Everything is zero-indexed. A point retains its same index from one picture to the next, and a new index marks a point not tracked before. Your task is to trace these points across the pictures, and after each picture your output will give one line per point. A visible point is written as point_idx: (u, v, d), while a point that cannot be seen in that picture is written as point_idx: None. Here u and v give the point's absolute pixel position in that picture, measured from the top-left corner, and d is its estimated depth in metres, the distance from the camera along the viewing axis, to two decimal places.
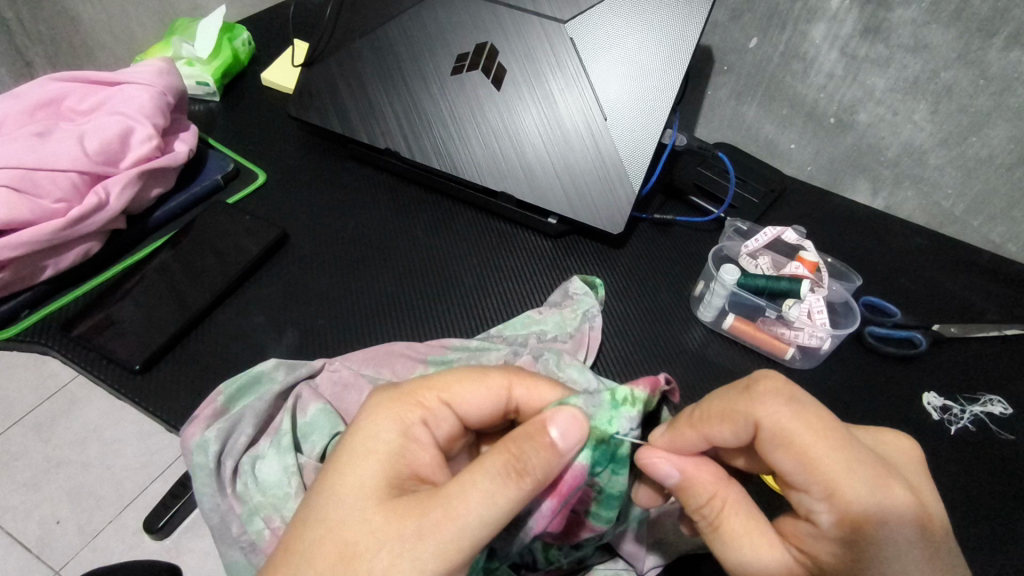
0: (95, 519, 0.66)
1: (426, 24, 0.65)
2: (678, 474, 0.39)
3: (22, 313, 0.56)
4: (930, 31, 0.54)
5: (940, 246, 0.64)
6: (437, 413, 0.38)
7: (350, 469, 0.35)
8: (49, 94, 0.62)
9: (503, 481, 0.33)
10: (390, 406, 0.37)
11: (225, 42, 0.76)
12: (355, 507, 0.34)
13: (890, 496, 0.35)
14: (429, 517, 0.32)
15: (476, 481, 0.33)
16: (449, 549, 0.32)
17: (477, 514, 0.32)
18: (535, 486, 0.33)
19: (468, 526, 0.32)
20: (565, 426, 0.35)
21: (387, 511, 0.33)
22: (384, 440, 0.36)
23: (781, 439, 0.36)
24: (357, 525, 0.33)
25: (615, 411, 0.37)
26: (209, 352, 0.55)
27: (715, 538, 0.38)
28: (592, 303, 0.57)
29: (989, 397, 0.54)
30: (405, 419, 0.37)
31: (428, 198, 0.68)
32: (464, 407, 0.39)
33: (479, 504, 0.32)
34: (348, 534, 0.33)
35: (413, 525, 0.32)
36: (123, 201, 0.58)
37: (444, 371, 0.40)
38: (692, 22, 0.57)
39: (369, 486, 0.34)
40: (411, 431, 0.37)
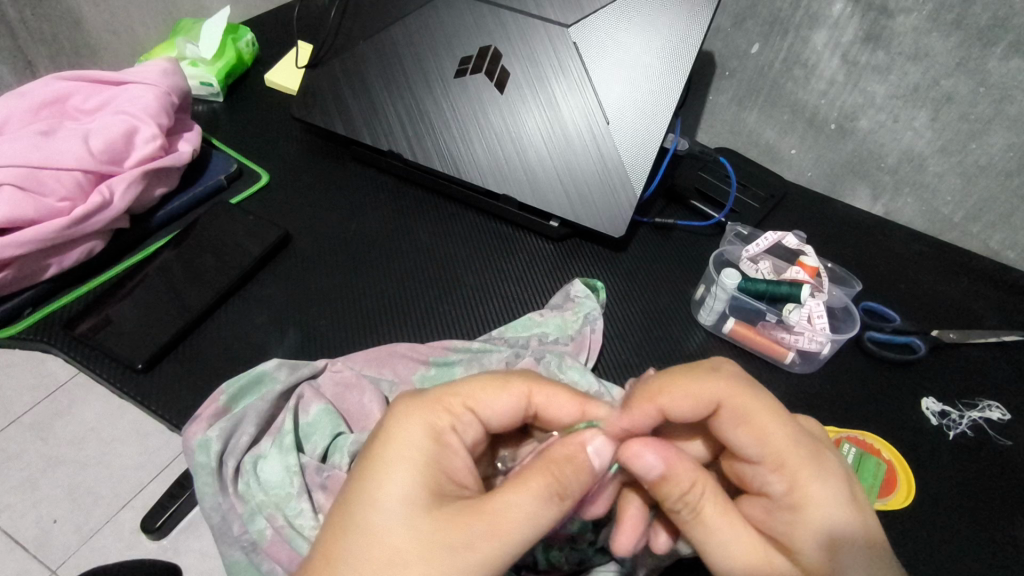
0: (93, 518, 0.66)
1: (430, 27, 0.65)
2: (662, 466, 0.36)
3: (25, 312, 0.56)
4: (931, 39, 0.54)
5: (938, 253, 0.64)
6: (462, 420, 0.38)
7: (388, 476, 0.34)
8: (55, 94, 0.62)
9: (549, 498, 0.34)
10: (420, 411, 0.37)
11: (229, 43, 0.76)
12: (398, 512, 0.33)
13: (828, 465, 0.37)
14: (478, 529, 0.32)
15: (521, 497, 0.33)
16: (493, 560, 0.32)
17: (520, 529, 0.33)
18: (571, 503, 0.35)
19: (511, 539, 0.33)
20: (600, 447, 0.37)
21: (432, 520, 0.33)
22: (418, 448, 0.36)
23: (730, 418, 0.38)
24: (402, 532, 0.32)
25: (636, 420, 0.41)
26: (211, 352, 0.55)
27: (692, 523, 0.36)
28: (593, 305, 0.57)
29: (987, 403, 0.54)
30: (437, 427, 0.37)
31: (430, 200, 0.68)
32: (488, 414, 0.39)
33: (523, 518, 0.33)
34: (394, 541, 0.32)
35: (460, 537, 0.32)
36: (127, 201, 0.58)
37: (466, 377, 0.40)
38: (694, 28, 0.57)
39: (411, 494, 0.34)
40: (444, 439, 0.37)
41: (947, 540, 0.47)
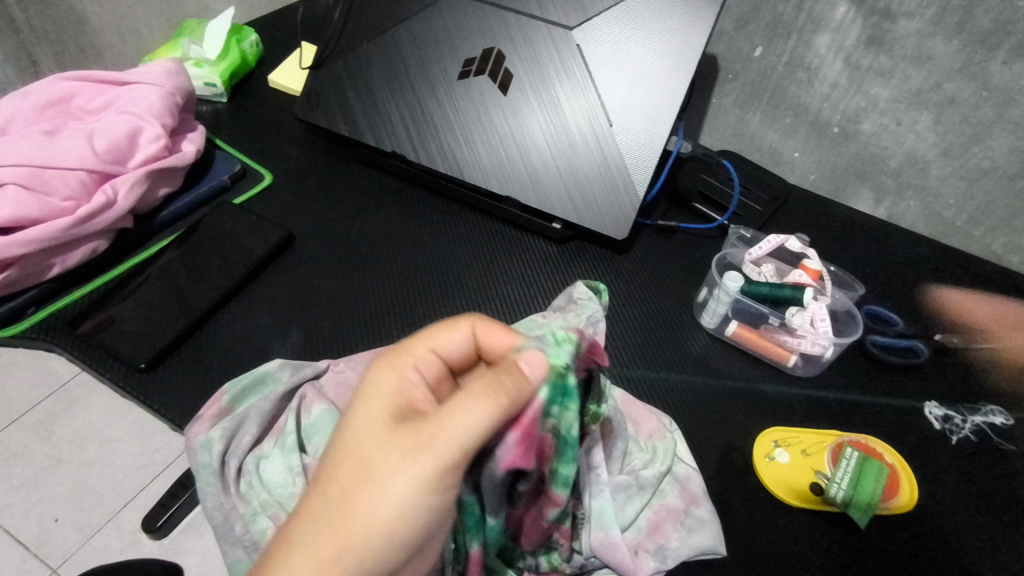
0: (94, 518, 0.65)
1: (433, 29, 0.65)
2: None
3: (29, 310, 0.56)
4: (934, 42, 0.54)
5: (942, 256, 0.64)
6: (422, 356, 0.39)
7: (360, 404, 0.37)
8: (59, 94, 0.62)
9: (481, 394, 0.33)
10: (384, 360, 0.39)
11: (234, 44, 0.76)
12: (365, 428, 0.35)
13: None
14: (425, 437, 0.33)
15: (456, 400, 0.33)
16: (444, 460, 0.32)
17: (464, 430, 0.33)
18: (517, 407, 0.33)
19: (457, 439, 0.33)
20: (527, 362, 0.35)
21: (391, 439, 0.34)
22: (384, 380, 0.37)
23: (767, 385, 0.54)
24: (366, 453, 0.34)
25: (560, 348, 0.36)
26: (214, 352, 0.55)
27: None
28: (596, 308, 0.55)
29: (990, 408, 0.54)
30: (399, 363, 0.38)
31: (433, 202, 0.69)
32: (447, 351, 0.40)
33: (466, 419, 0.33)
34: (360, 460, 0.34)
35: (411, 447, 0.33)
36: (131, 201, 0.59)
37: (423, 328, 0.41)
38: (697, 31, 0.57)
39: (374, 422, 0.35)
40: (405, 372, 0.38)
41: (951, 544, 0.47)
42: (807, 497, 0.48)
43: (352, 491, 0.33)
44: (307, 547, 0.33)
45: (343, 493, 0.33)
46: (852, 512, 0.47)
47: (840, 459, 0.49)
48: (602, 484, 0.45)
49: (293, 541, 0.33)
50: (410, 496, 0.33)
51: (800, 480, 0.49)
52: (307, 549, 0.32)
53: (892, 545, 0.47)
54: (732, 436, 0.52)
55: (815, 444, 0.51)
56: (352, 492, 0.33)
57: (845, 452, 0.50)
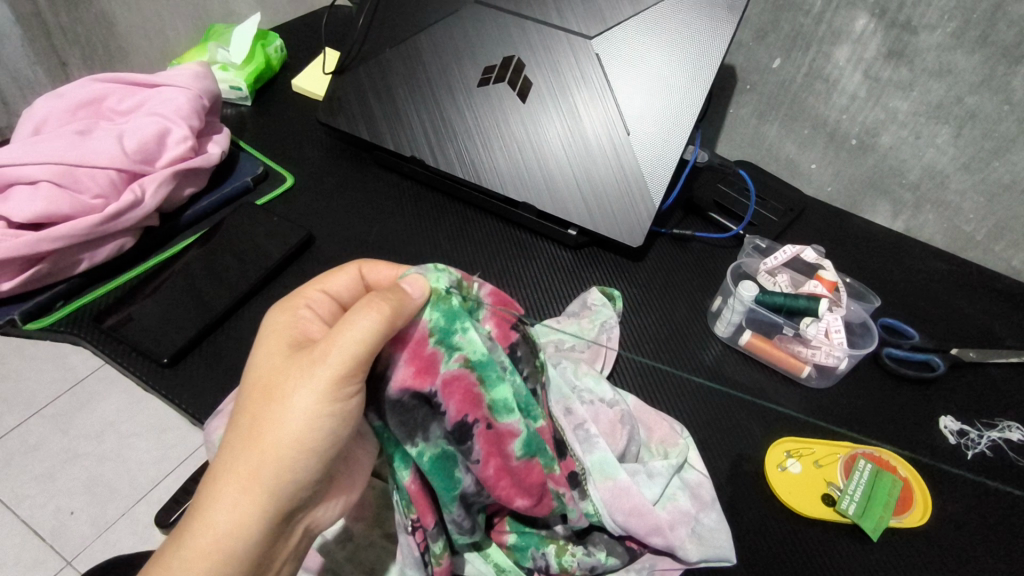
0: (109, 512, 0.67)
1: (455, 37, 0.66)
2: None
3: (57, 304, 0.58)
4: (955, 56, 0.54)
5: (961, 271, 0.64)
6: (314, 300, 0.40)
7: (259, 344, 0.38)
8: (91, 95, 0.64)
9: (365, 308, 0.34)
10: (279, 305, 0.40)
11: (259, 48, 0.78)
12: (265, 362, 0.37)
13: None
14: (316, 353, 0.35)
15: (344, 316, 0.35)
16: (337, 370, 0.34)
17: (350, 339, 0.34)
18: (398, 315, 0.35)
19: (346, 352, 0.34)
20: (411, 286, 0.37)
21: (288, 364, 0.36)
22: (278, 322, 0.39)
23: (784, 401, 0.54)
24: (265, 380, 0.36)
25: (438, 274, 0.39)
26: (234, 349, 0.56)
27: None
28: (610, 313, 0.58)
29: (1007, 423, 0.53)
30: (291, 305, 0.39)
31: (452, 206, 0.69)
32: (341, 292, 0.41)
33: (350, 330, 0.34)
34: (262, 389, 0.35)
35: (304, 365, 0.35)
36: (158, 199, 0.60)
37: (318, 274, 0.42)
38: (717, 42, 0.58)
39: (272, 355, 0.37)
40: (298, 312, 0.39)
41: (966, 560, 0.47)
42: (820, 508, 0.48)
43: (259, 418, 0.35)
44: (227, 476, 0.34)
45: (251, 423, 0.35)
46: (865, 524, 0.47)
47: (853, 470, 0.50)
48: (593, 438, 0.46)
49: (215, 476, 0.35)
50: (311, 412, 0.34)
51: (814, 491, 0.49)
52: (229, 478, 0.34)
53: (904, 558, 0.47)
54: (744, 444, 0.52)
55: (828, 455, 0.51)
56: (258, 418, 0.35)
57: (858, 464, 0.50)
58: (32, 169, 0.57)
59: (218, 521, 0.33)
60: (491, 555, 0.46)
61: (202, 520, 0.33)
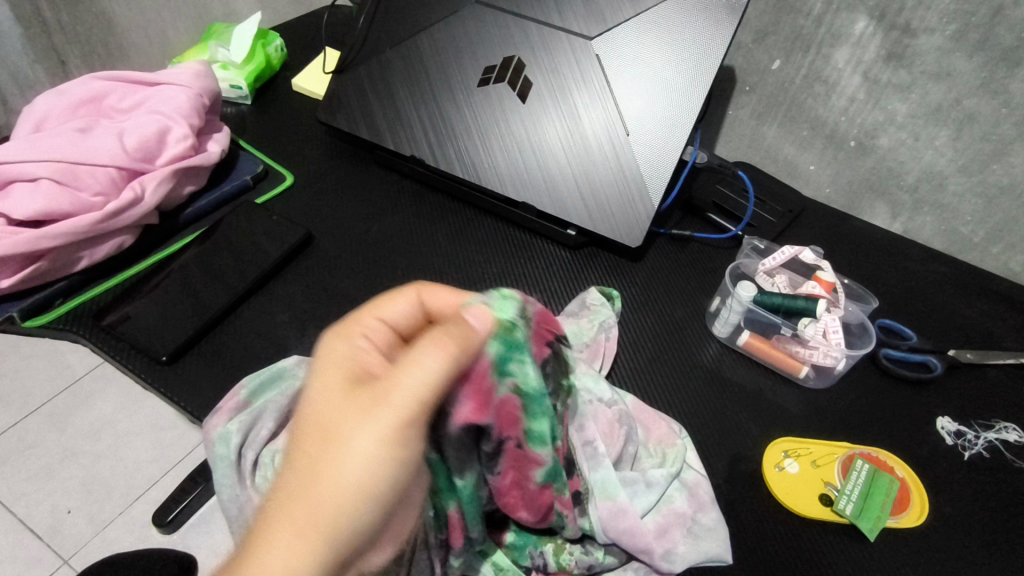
0: (106, 510, 0.66)
1: (455, 37, 0.67)
2: None
3: (56, 301, 0.58)
4: (953, 58, 0.55)
5: (958, 272, 0.64)
6: (371, 328, 0.38)
7: (310, 376, 0.35)
8: (91, 93, 0.64)
9: (438, 349, 0.33)
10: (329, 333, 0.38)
11: (259, 47, 0.78)
12: (320, 396, 0.34)
13: None
14: (381, 391, 0.33)
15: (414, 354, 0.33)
16: (405, 413, 0.32)
17: (419, 378, 0.32)
18: (468, 351, 0.34)
19: (411, 394, 0.32)
20: (476, 315, 0.37)
21: (349, 399, 0.33)
22: (331, 351, 0.36)
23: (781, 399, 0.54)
24: (324, 414, 0.33)
25: (504, 301, 0.38)
26: (232, 347, 0.56)
27: None
28: (609, 313, 0.58)
29: (1004, 425, 0.54)
30: (343, 334, 0.37)
31: (452, 206, 0.70)
32: (393, 320, 0.39)
33: (420, 368, 0.32)
34: (320, 426, 0.33)
35: (369, 402, 0.32)
36: (158, 197, 0.60)
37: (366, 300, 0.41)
38: (717, 44, 0.58)
39: (328, 388, 0.34)
40: (352, 341, 0.37)
41: (962, 561, 0.47)
42: (817, 508, 0.49)
43: (315, 460, 0.32)
44: (279, 527, 0.31)
45: (307, 465, 0.32)
46: (862, 525, 0.47)
47: (850, 471, 0.50)
48: (600, 454, 0.46)
49: (265, 523, 0.31)
50: (376, 456, 0.31)
51: (811, 491, 0.49)
52: (281, 528, 0.30)
53: (901, 558, 0.47)
54: (741, 444, 0.52)
55: (825, 456, 0.51)
56: (316, 459, 0.32)
57: (856, 464, 0.50)
58: (32, 167, 0.57)
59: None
60: (491, 556, 0.46)
61: (253, 574, 0.29)
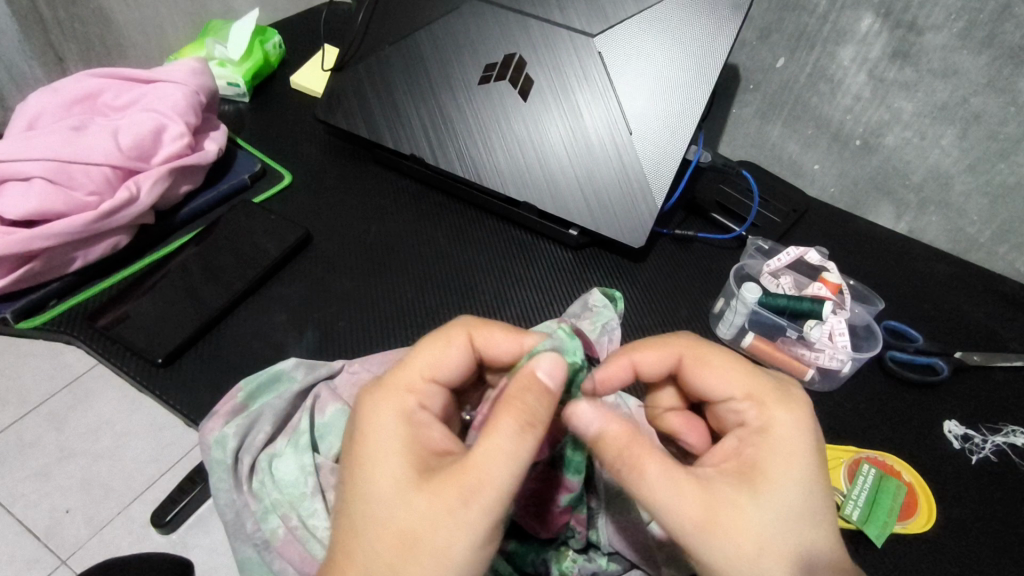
0: (104, 511, 0.63)
1: (455, 34, 0.66)
2: None
3: (50, 302, 0.57)
4: (960, 56, 0.54)
5: (964, 273, 0.64)
6: (425, 389, 0.39)
7: (373, 459, 0.36)
8: (86, 90, 0.63)
9: (519, 434, 0.34)
10: (386, 402, 0.38)
11: (257, 45, 0.77)
12: (394, 490, 0.34)
13: None
14: (462, 484, 0.33)
15: (492, 440, 0.33)
16: (492, 504, 0.33)
17: (501, 470, 0.33)
18: (546, 425, 0.35)
19: (497, 484, 0.33)
20: (549, 367, 0.36)
21: (426, 494, 0.34)
22: (393, 428, 0.37)
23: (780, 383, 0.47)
24: (402, 511, 0.34)
25: (573, 343, 0.40)
26: (229, 348, 0.56)
27: None
28: (610, 315, 0.56)
29: (1011, 428, 0.53)
30: (404, 408, 0.38)
31: (452, 205, 0.69)
32: (445, 375, 0.40)
33: (502, 459, 0.33)
34: (399, 523, 0.34)
35: (449, 497, 0.33)
36: (154, 196, 0.59)
37: (410, 351, 0.41)
38: (720, 42, 0.57)
39: (400, 477, 0.35)
40: (414, 415, 0.38)
41: (971, 568, 0.46)
42: None
43: (396, 565, 0.33)
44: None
45: (390, 567, 0.33)
46: (869, 530, 0.47)
47: (856, 475, 0.50)
48: None
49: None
50: (464, 550, 0.33)
51: None
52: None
53: (910, 564, 0.46)
54: None
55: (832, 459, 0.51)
56: (401, 559, 0.33)
57: (861, 469, 0.50)
58: (24, 165, 0.56)
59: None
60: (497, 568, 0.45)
61: None
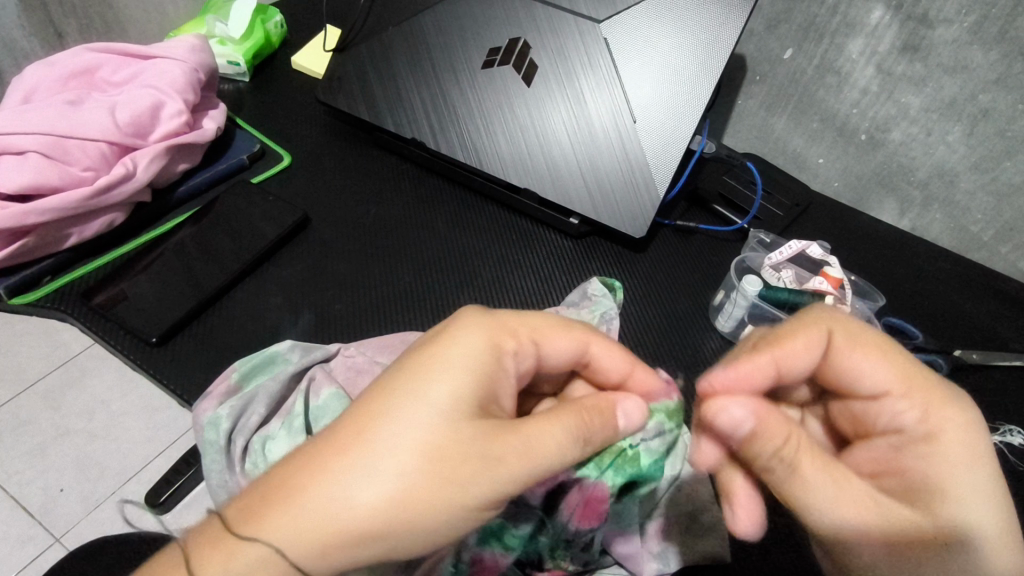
0: (99, 490, 0.63)
1: (460, 16, 0.65)
2: None
3: (44, 279, 0.57)
4: (971, 51, 0.53)
5: (965, 271, 0.63)
6: (525, 348, 0.39)
7: (445, 369, 0.34)
8: (85, 64, 0.63)
9: (574, 437, 0.35)
10: (488, 329, 0.37)
11: (259, 24, 0.76)
12: (445, 411, 0.33)
13: None
14: (511, 446, 0.33)
15: (554, 429, 0.35)
16: (512, 482, 0.33)
17: (550, 455, 0.34)
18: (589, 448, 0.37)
19: (534, 470, 0.33)
20: (630, 409, 0.40)
21: (473, 428, 0.33)
22: (478, 355, 0.36)
23: (827, 327, 0.39)
24: (444, 426, 0.32)
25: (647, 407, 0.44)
26: (225, 330, 0.55)
27: None
28: (610, 305, 0.56)
29: (1008, 428, 0.53)
30: (498, 343, 0.37)
31: (452, 190, 0.68)
32: (546, 350, 0.40)
33: (554, 452, 0.34)
34: (434, 436, 0.32)
35: (496, 449, 0.33)
36: (149, 173, 0.59)
37: (533, 312, 0.41)
38: (727, 32, 0.56)
39: (459, 394, 0.33)
40: (501, 355, 0.37)
41: None
42: None
43: (409, 466, 0.31)
44: (332, 521, 0.30)
45: (399, 468, 0.31)
46: None
47: None
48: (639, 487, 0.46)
49: (317, 502, 0.30)
50: (460, 499, 0.32)
51: None
52: (332, 525, 0.30)
53: None
54: None
55: None
56: (403, 472, 0.31)
57: None
58: (19, 138, 0.55)
59: (290, 557, 0.30)
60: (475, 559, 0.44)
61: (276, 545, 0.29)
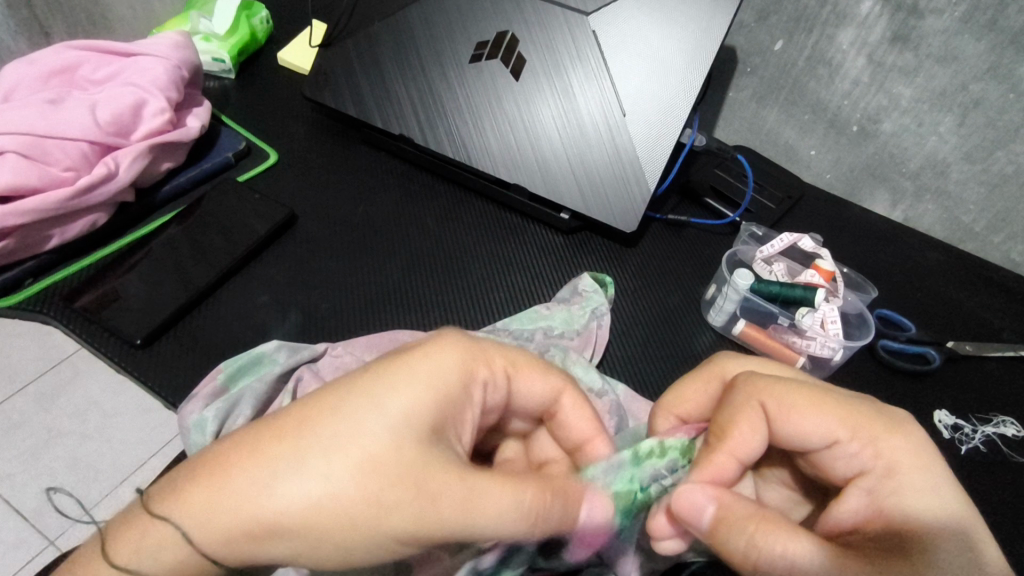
0: (93, 492, 0.64)
1: (447, 10, 0.64)
2: None
3: (25, 282, 0.56)
4: (962, 41, 0.53)
5: (957, 262, 0.63)
6: (496, 381, 0.38)
7: (409, 381, 0.33)
8: (65, 63, 0.62)
9: (525, 515, 0.33)
10: (466, 353, 0.36)
11: (243, 20, 0.75)
12: (395, 430, 0.31)
13: None
14: (448, 495, 0.31)
15: (504, 492, 0.33)
16: (435, 535, 0.31)
17: (486, 522, 0.32)
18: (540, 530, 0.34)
19: (466, 528, 0.32)
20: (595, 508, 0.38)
21: (417, 458, 0.31)
22: (447, 377, 0.34)
23: (757, 402, 0.39)
24: (389, 447, 0.31)
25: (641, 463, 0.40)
26: (212, 330, 0.55)
27: None
28: (601, 301, 0.56)
29: (1002, 418, 0.53)
30: (470, 369, 0.36)
31: (440, 187, 0.67)
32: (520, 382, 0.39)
33: (494, 520, 0.32)
34: (375, 454, 0.31)
35: (431, 498, 0.31)
36: (132, 173, 0.58)
37: (510, 348, 0.40)
38: (717, 24, 0.56)
39: (415, 416, 0.32)
40: (471, 387, 0.36)
41: None
42: None
43: (342, 473, 0.30)
44: (244, 506, 0.29)
45: (327, 471, 0.30)
46: None
47: None
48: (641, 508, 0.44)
49: (234, 482, 0.30)
50: (378, 528, 0.31)
51: None
52: (244, 512, 0.29)
53: None
54: None
55: None
56: (330, 475, 0.30)
57: None
58: None
59: (193, 540, 0.30)
60: None
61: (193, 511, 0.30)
